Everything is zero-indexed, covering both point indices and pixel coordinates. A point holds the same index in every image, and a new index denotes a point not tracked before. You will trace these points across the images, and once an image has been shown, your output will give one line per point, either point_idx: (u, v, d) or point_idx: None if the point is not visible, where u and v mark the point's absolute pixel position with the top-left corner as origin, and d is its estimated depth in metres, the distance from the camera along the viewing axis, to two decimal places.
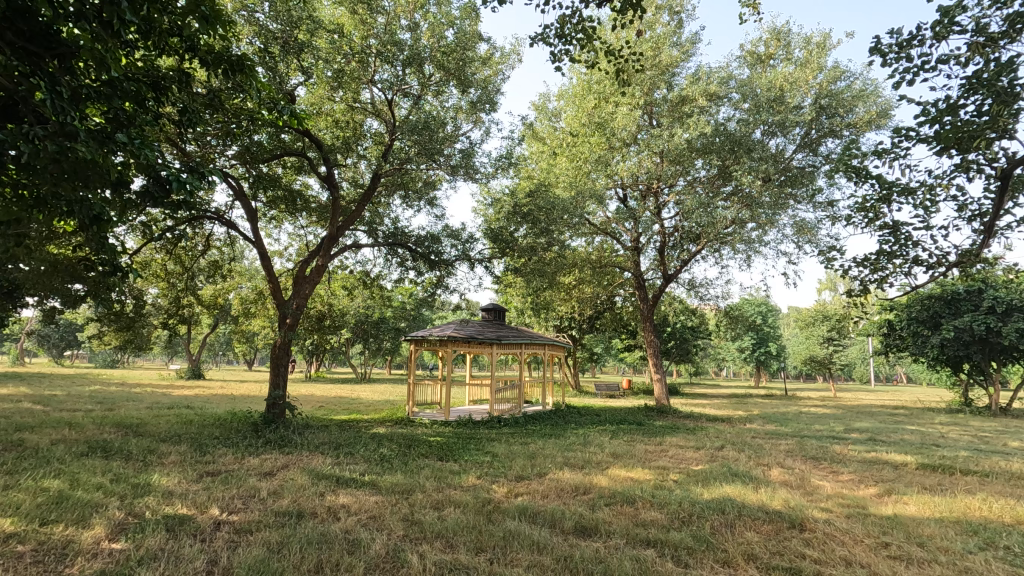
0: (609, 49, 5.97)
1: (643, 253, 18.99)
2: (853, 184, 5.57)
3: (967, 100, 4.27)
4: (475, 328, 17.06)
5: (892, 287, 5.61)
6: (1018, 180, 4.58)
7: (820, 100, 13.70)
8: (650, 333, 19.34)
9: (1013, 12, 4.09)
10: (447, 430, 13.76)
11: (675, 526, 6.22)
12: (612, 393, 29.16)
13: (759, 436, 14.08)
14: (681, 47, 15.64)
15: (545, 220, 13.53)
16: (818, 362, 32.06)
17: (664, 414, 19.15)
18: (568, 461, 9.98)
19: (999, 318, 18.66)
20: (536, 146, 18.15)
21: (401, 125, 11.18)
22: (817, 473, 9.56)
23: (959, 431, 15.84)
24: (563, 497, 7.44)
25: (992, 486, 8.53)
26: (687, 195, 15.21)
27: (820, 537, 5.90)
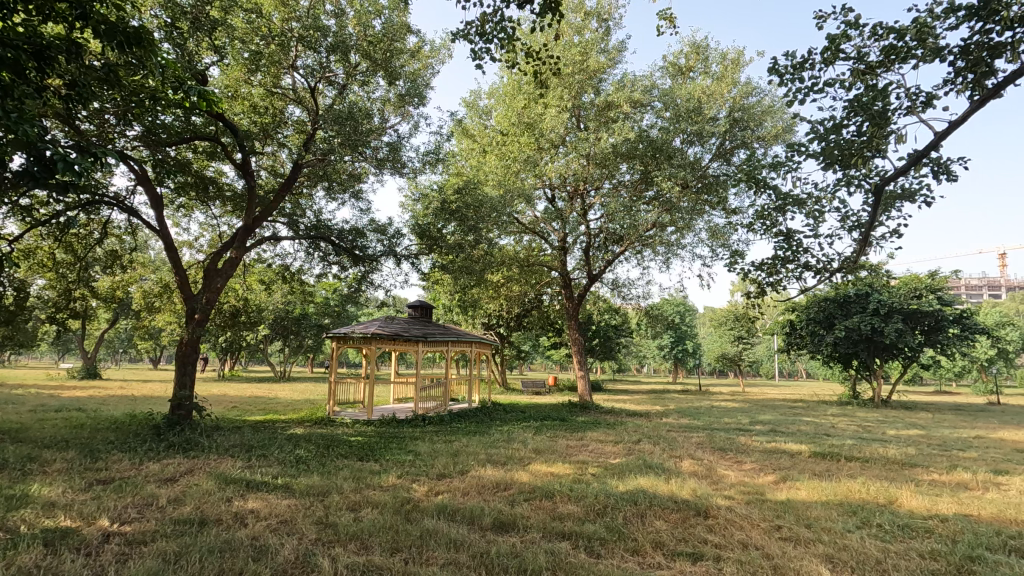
0: (529, 51, 6.03)
1: (569, 253, 19.38)
2: (754, 193, 5.99)
3: (849, 122, 4.70)
4: (401, 325, 16.73)
5: (786, 289, 6.07)
6: (891, 195, 5.09)
7: (734, 113, 14.63)
8: (575, 332, 19.83)
9: (887, 44, 4.55)
10: (370, 430, 13.43)
11: (590, 518, 6.43)
12: (538, 391, 29.61)
13: (673, 429, 14.79)
14: (608, 54, 16.13)
15: (473, 218, 13.49)
16: (729, 359, 34.33)
17: (587, 410, 19.69)
18: (491, 458, 10.03)
19: (883, 319, 20.66)
20: (466, 144, 18.04)
21: (324, 113, 10.78)
22: (724, 463, 10.21)
23: (846, 422, 17.43)
24: (483, 494, 7.48)
25: (870, 471, 9.45)
26: (611, 198, 15.73)
27: (722, 523, 6.30)
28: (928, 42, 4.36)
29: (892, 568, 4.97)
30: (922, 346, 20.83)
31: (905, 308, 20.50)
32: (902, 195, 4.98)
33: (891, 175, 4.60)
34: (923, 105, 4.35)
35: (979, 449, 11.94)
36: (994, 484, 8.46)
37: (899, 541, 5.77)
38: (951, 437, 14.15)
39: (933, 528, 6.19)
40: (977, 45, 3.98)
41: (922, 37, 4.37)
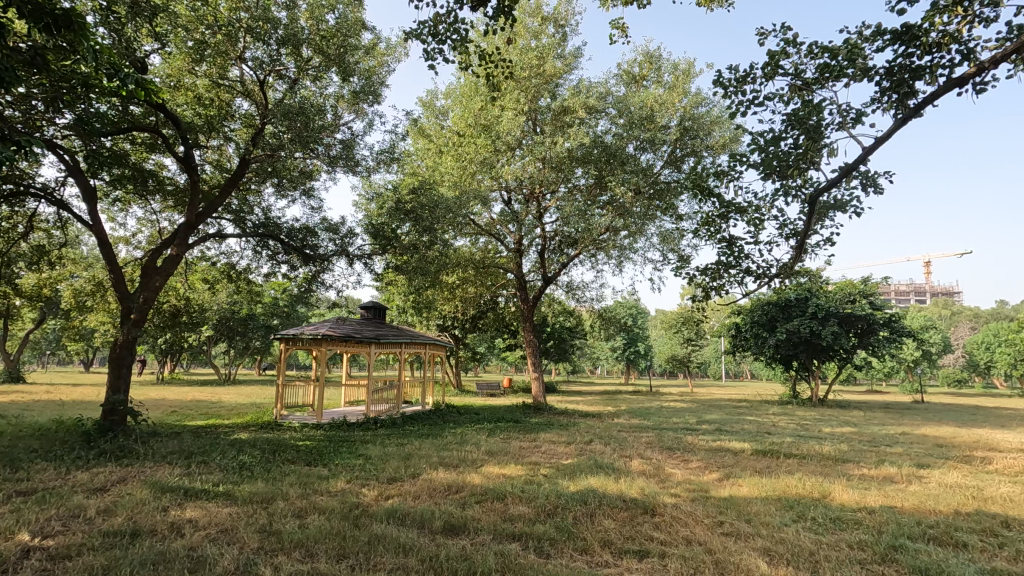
0: (483, 54, 6.04)
1: (525, 255, 19.48)
2: (700, 201, 6.20)
3: (786, 134, 4.93)
4: (352, 326, 16.36)
5: (729, 293, 6.30)
6: (824, 205, 5.36)
7: (684, 122, 15.25)
8: (530, 334, 19.94)
9: (822, 62, 4.80)
10: (319, 434, 13.07)
11: (541, 518, 6.48)
12: (493, 393, 29.66)
13: (624, 430, 15.05)
14: (564, 60, 16.33)
15: (429, 218, 13.36)
16: (679, 360, 35.32)
17: (540, 411, 19.83)
18: (443, 461, 9.95)
19: (820, 322, 21.77)
20: (422, 143, 17.83)
21: (274, 108, 10.45)
22: (671, 461, 10.50)
23: (786, 421, 18.26)
24: (434, 497, 7.42)
25: (806, 467, 9.93)
26: (566, 201, 15.94)
27: (668, 520, 6.48)
28: (858, 62, 4.62)
29: (824, 559, 5.24)
30: (856, 348, 22.07)
31: (840, 311, 21.66)
32: (834, 205, 5.26)
33: (824, 186, 4.85)
34: (853, 121, 4.61)
35: (904, 445, 12.76)
36: (916, 477, 9.05)
37: (831, 533, 6.08)
38: (880, 433, 15.02)
39: (861, 520, 6.56)
40: (900, 67, 4.24)
41: (852, 57, 4.64)
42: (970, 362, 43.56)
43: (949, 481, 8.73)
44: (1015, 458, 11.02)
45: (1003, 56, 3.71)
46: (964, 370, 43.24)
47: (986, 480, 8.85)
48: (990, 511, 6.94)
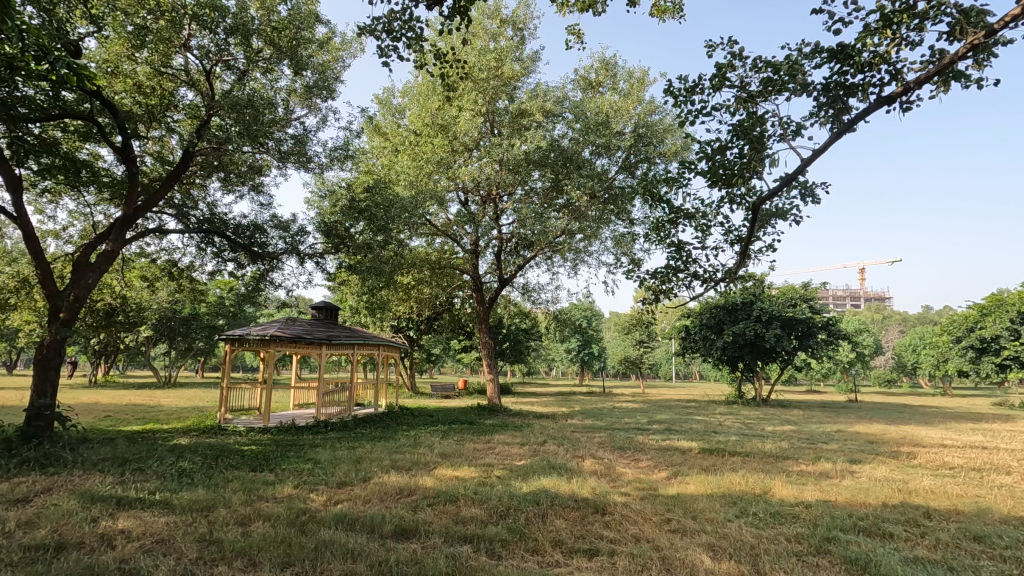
0: (438, 54, 6.00)
1: (481, 257, 19.44)
2: (651, 206, 6.36)
3: (732, 144, 5.11)
4: (303, 327, 15.89)
5: (678, 297, 6.47)
6: (767, 213, 5.59)
7: (638, 129, 15.59)
8: (485, 335, 19.91)
9: (765, 76, 5.01)
10: (266, 439, 12.63)
11: (493, 520, 6.47)
12: (448, 394, 29.46)
13: (577, 430, 15.23)
14: (522, 63, 16.41)
15: (383, 217, 13.13)
16: (631, 361, 36.07)
17: (495, 413, 19.81)
18: (395, 464, 9.79)
19: (764, 325, 22.70)
20: (378, 141, 17.52)
21: (220, 99, 10.03)
22: (622, 461, 10.71)
23: (732, 420, 18.94)
24: (385, 501, 7.30)
25: (749, 464, 10.33)
26: (523, 204, 16.04)
27: (618, 519, 6.60)
28: (798, 78, 4.85)
29: (764, 552, 5.45)
30: (797, 350, 23.12)
31: (782, 315, 22.66)
32: (776, 213, 5.49)
33: (766, 195, 5.06)
34: (793, 133, 4.83)
35: (839, 442, 13.47)
36: (849, 472, 9.57)
37: (771, 527, 6.34)
38: (816, 431, 15.80)
39: (799, 514, 6.87)
40: (836, 84, 4.49)
41: (793, 72, 4.86)
42: (899, 362, 46.37)
43: (878, 475, 9.27)
44: (936, 453, 11.82)
45: (926, 78, 3.98)
46: (893, 370, 46.06)
47: (911, 474, 9.44)
48: (913, 503, 7.41)
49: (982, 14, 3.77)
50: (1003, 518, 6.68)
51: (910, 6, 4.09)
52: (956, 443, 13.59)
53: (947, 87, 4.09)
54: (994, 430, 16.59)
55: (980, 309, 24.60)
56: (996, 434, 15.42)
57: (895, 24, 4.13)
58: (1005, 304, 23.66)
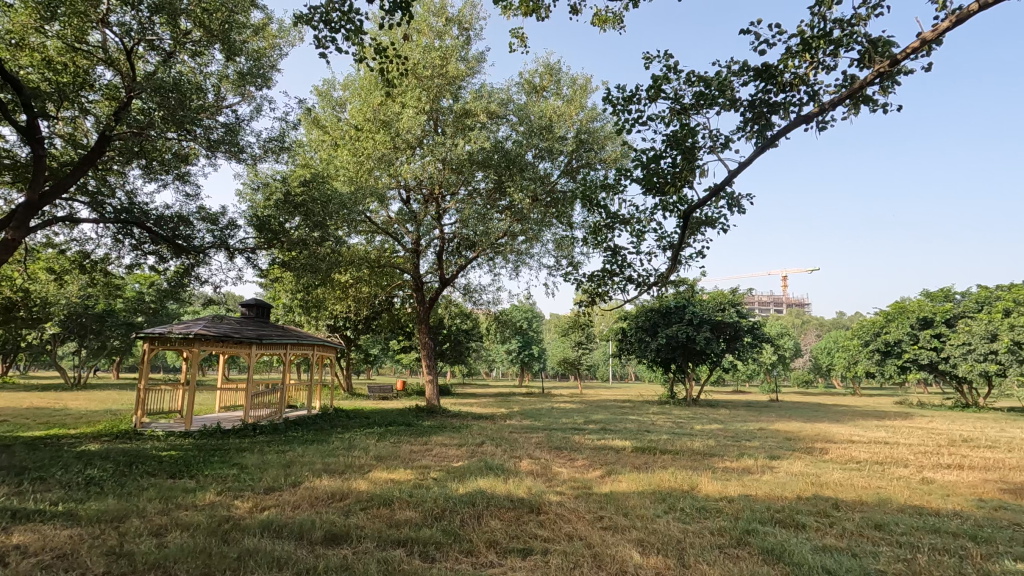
0: (378, 48, 5.85)
1: (423, 256, 19.19)
2: (589, 211, 6.49)
3: (666, 154, 5.30)
4: (231, 325, 15.11)
5: (612, 300, 6.63)
6: (697, 221, 5.82)
7: (580, 135, 15.91)
8: (425, 336, 19.69)
9: (698, 90, 5.23)
10: (187, 443, 11.92)
11: (427, 523, 6.40)
12: (386, 395, 28.87)
13: (515, 431, 15.31)
14: (467, 63, 16.35)
15: (320, 213, 12.74)
16: (570, 363, 36.67)
17: (434, 414, 19.59)
18: (328, 468, 9.49)
19: (696, 328, 23.71)
20: (316, 134, 16.88)
21: (142, 81, 9.35)
22: (559, 460, 10.87)
23: (665, 419, 19.65)
24: (316, 506, 7.06)
25: (678, 462, 10.76)
26: (466, 204, 15.99)
27: (552, 518, 6.70)
28: (727, 93, 5.11)
29: (689, 545, 5.69)
30: (725, 352, 24.25)
31: (712, 318, 23.74)
32: (704, 221, 5.74)
33: (696, 204, 5.28)
34: (722, 146, 5.06)
35: (761, 439, 14.28)
36: (769, 467, 10.16)
37: (696, 521, 6.62)
38: (741, 430, 16.64)
39: (722, 508, 7.23)
40: (760, 101, 4.75)
41: (722, 88, 5.11)
42: (815, 365, 49.69)
43: (794, 470, 9.90)
44: (845, 448, 12.75)
45: (839, 100, 4.29)
46: (811, 372, 49.33)
47: (823, 468, 10.14)
48: (824, 495, 7.96)
49: (889, 45, 4.11)
50: (900, 507, 7.31)
51: (826, 32, 4.40)
52: (863, 439, 14.70)
53: (857, 109, 4.42)
54: (894, 426, 18.12)
55: (886, 315, 26.79)
56: (897, 430, 16.82)
57: (813, 48, 4.42)
58: (907, 311, 25.87)
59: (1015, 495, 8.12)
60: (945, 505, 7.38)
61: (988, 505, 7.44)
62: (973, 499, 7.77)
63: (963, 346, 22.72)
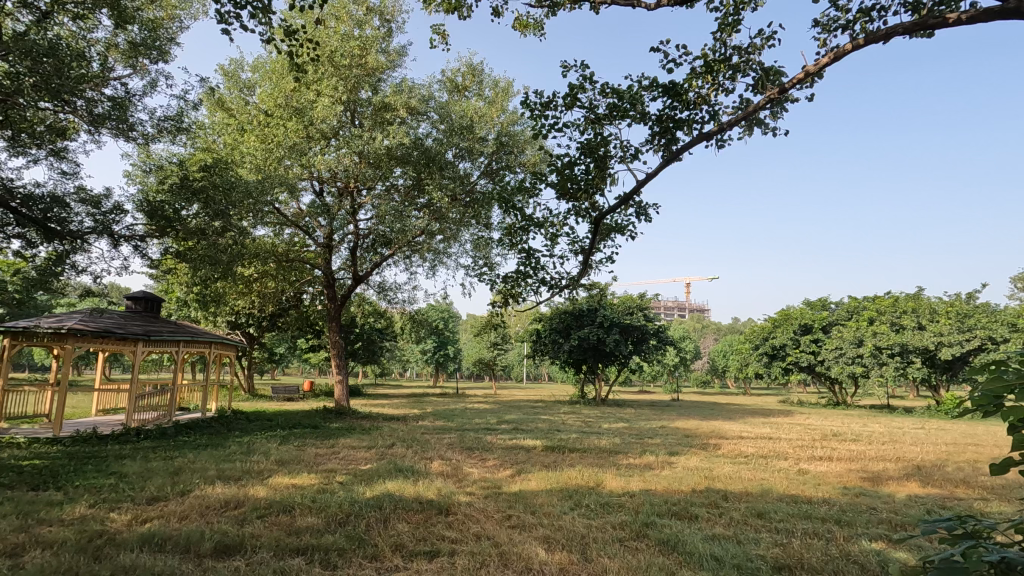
0: (288, 30, 5.53)
1: (335, 252, 18.45)
2: (505, 213, 6.53)
3: (580, 161, 5.44)
4: (113, 320, 13.67)
5: (525, 301, 6.70)
6: (607, 227, 6.03)
7: (500, 137, 16.01)
8: (336, 335, 18.92)
9: (612, 102, 5.43)
10: (55, 451, 10.62)
11: (330, 528, 6.15)
12: (291, 396, 27.44)
13: (427, 432, 15.10)
14: (388, 56, 15.96)
15: (221, 202, 11.95)
16: (485, 363, 36.82)
17: (343, 416, 18.88)
18: (222, 474, 8.84)
19: (606, 330, 24.63)
20: (220, 117, 15.65)
21: (9, 41, 8.21)
22: (470, 461, 10.87)
23: (575, 419, 20.24)
24: (207, 516, 6.55)
25: (586, 459, 11.12)
26: (382, 201, 15.55)
27: (460, 518, 6.68)
28: (638, 107, 5.36)
29: (593, 540, 5.89)
30: (633, 354, 25.38)
31: (621, 322, 24.81)
32: (614, 228, 5.96)
33: (606, 210, 5.47)
34: (632, 157, 5.28)
35: (661, 436, 15.10)
36: (668, 463, 10.78)
37: (600, 517, 6.87)
38: (645, 428, 17.52)
39: (624, 503, 7.55)
40: (667, 117, 5.02)
41: (634, 101, 5.35)
42: (713, 366, 53.28)
43: (690, 465, 10.57)
44: (735, 443, 13.78)
45: (736, 121, 4.64)
46: (708, 373, 52.95)
47: (716, 462, 10.90)
48: (716, 487, 8.54)
49: (778, 75, 4.50)
50: (779, 496, 8.02)
51: (726, 58, 4.74)
52: (751, 435, 15.95)
53: (751, 131, 4.79)
54: (777, 423, 19.87)
55: (773, 321, 29.28)
56: (779, 426, 18.44)
57: (714, 71, 4.74)
58: (790, 318, 28.46)
59: (872, 482, 9.18)
60: (816, 493, 8.19)
61: (851, 491, 8.35)
62: (839, 487, 8.69)
63: (836, 350, 25.37)
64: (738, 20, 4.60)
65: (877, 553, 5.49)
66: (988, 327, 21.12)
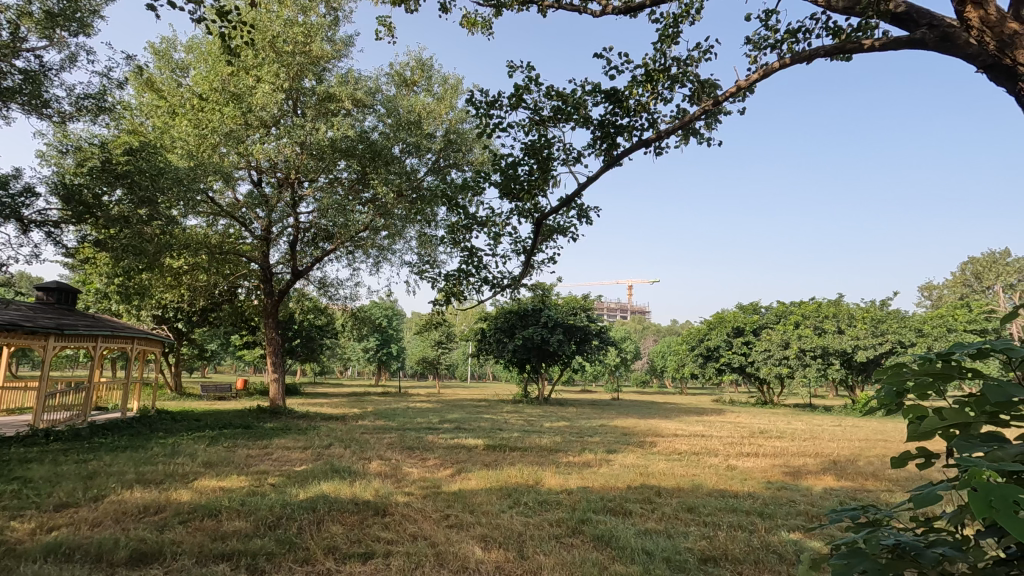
0: (222, 10, 5.24)
1: (274, 245, 17.72)
2: (448, 210, 6.46)
3: (524, 162, 5.48)
4: (22, 311, 12.59)
5: (467, 301, 6.66)
6: (549, 228, 6.09)
7: (449, 134, 15.88)
8: (272, 332, 18.17)
9: (557, 105, 5.49)
10: None
11: (259, 532, 5.91)
12: (222, 395, 26.14)
13: (366, 432, 14.77)
14: (333, 45, 15.48)
15: (149, 187, 11.19)
16: (429, 362, 36.48)
17: (278, 415, 18.17)
18: (142, 478, 8.31)
19: (550, 330, 24.95)
20: (149, 98, 14.69)
21: None
22: (410, 460, 10.72)
23: (517, 418, 20.37)
24: (122, 522, 6.15)
25: (526, 458, 11.21)
26: (324, 194, 15.08)
27: (398, 519, 6.57)
28: (581, 112, 5.45)
29: (530, 538, 5.95)
30: (576, 354, 25.82)
31: (565, 322, 25.17)
32: (556, 229, 6.03)
33: (548, 212, 5.53)
34: (574, 160, 5.36)
35: (601, 435, 15.45)
36: (606, 461, 11.03)
37: (537, 514, 6.95)
38: (585, 426, 17.86)
39: (562, 500, 7.67)
40: (608, 123, 5.14)
41: (577, 106, 5.44)
42: (652, 367, 54.98)
43: (627, 462, 10.87)
44: (670, 441, 14.25)
45: (673, 130, 4.80)
46: (647, 373, 54.62)
47: (652, 459, 11.24)
48: (650, 483, 8.82)
49: (713, 87, 4.70)
50: (709, 491, 8.38)
51: (665, 68, 4.90)
52: (685, 433, 16.53)
53: (687, 140, 4.98)
54: (710, 421, 20.72)
55: (708, 323, 30.53)
56: (712, 425, 19.23)
57: (654, 80, 4.89)
58: (724, 321, 29.78)
59: (793, 477, 9.76)
60: (742, 488, 8.62)
61: (774, 485, 8.84)
62: (763, 482, 9.18)
63: (765, 352, 26.77)
64: (676, 32, 4.77)
65: (794, 543, 5.83)
66: (899, 333, 22.95)
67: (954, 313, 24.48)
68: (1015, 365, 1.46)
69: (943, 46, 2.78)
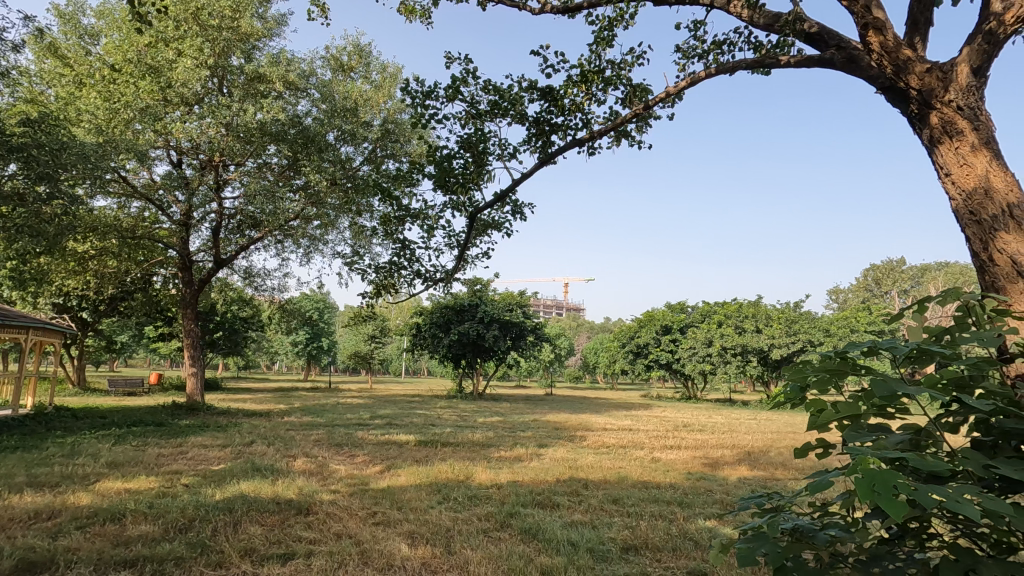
0: None
1: (194, 231, 16.56)
2: (380, 201, 6.28)
3: (459, 155, 5.42)
4: None
5: (397, 294, 6.52)
6: (483, 223, 6.06)
7: (386, 124, 15.47)
8: (191, 324, 17.05)
9: (493, 99, 5.47)
10: None
11: (168, 536, 5.54)
12: (133, 391, 24.28)
13: (292, 429, 14.19)
14: (264, 22, 14.69)
15: (49, 163, 10.10)
16: (361, 357, 35.55)
17: (195, 412, 17.09)
18: (34, 481, 7.58)
19: (485, 326, 24.97)
20: (51, 65, 13.35)
21: None
22: (337, 457, 10.39)
23: (450, 413, 20.26)
24: (7, 530, 5.57)
25: (458, 453, 11.17)
26: (252, 179, 14.27)
27: (322, 518, 6.37)
28: (517, 108, 5.46)
29: (457, 533, 5.93)
30: (511, 350, 25.95)
31: (501, 318, 25.21)
32: (489, 224, 6.02)
33: (482, 207, 5.51)
34: (508, 156, 5.37)
35: (533, 429, 15.63)
36: (537, 455, 11.17)
37: (466, 509, 6.93)
38: (517, 421, 17.99)
39: (491, 495, 7.69)
40: (543, 120, 5.18)
41: (513, 101, 5.44)
42: (585, 363, 56.16)
43: (557, 456, 11.05)
44: (599, 435, 14.63)
45: (606, 131, 4.91)
46: (580, 369, 55.73)
47: (581, 453, 11.50)
48: (578, 477, 9.02)
49: (645, 92, 4.86)
50: (633, 483, 8.68)
51: (600, 70, 5.00)
52: (614, 427, 17.01)
53: (619, 142, 5.11)
54: (638, 416, 21.45)
55: (639, 322, 31.59)
56: (640, 419, 19.90)
57: (589, 81, 4.98)
58: (654, 318, 30.90)
59: (711, 467, 10.29)
60: (664, 479, 9.00)
61: (694, 476, 9.29)
62: (684, 473, 9.62)
63: (690, 350, 28.03)
64: (611, 35, 4.88)
65: (709, 531, 6.15)
66: (809, 333, 24.72)
67: (856, 315, 26.63)
68: (899, 362, 1.60)
69: (849, 66, 2.95)
